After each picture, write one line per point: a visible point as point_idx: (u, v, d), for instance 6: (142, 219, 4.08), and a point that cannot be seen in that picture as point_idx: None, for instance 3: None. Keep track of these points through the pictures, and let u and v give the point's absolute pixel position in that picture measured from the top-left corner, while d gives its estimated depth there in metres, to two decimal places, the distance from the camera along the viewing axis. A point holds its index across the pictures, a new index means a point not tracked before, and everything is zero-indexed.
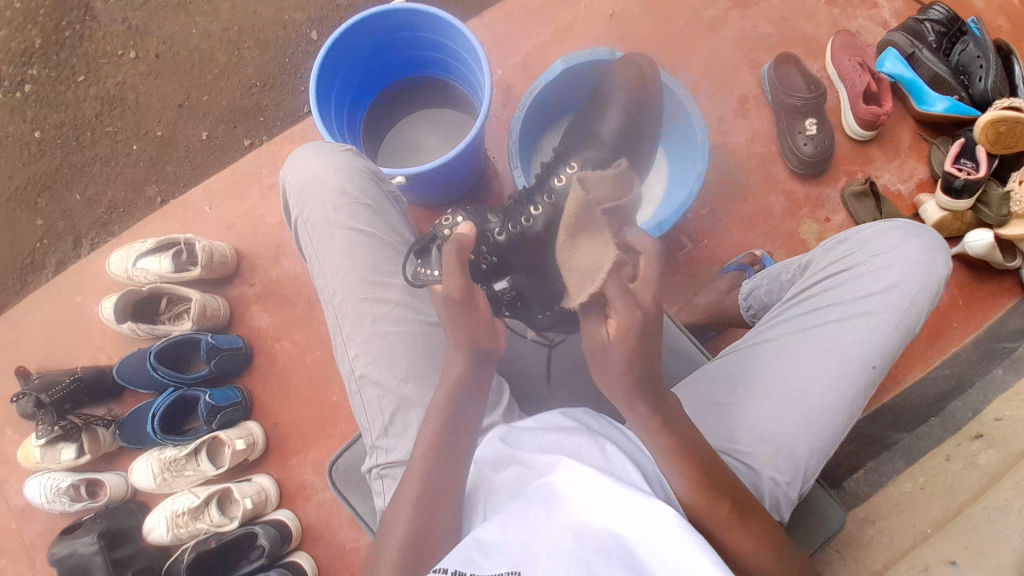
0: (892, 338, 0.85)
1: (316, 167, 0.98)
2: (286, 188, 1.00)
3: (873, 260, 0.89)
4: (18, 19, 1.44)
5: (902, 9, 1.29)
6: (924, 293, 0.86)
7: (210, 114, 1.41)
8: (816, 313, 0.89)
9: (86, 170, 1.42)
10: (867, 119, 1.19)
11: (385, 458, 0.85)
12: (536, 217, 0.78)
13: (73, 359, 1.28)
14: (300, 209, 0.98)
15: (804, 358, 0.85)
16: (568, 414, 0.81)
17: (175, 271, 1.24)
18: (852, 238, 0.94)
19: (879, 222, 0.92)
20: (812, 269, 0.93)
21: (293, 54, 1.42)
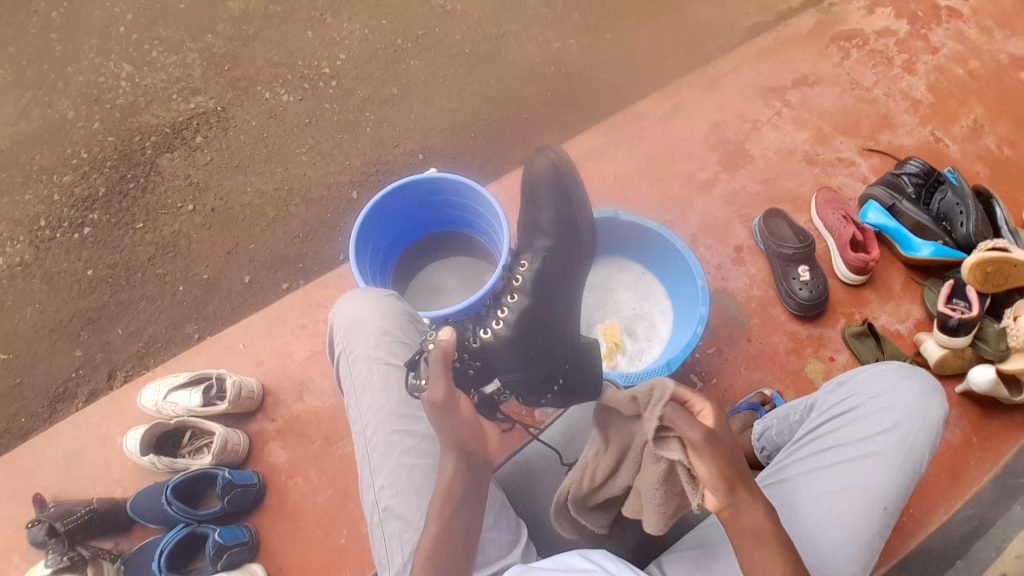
0: (898, 478, 0.84)
1: (360, 308, 1.05)
2: (333, 325, 1.07)
3: (871, 400, 0.90)
4: (85, 167, 1.65)
5: (877, 165, 1.44)
6: (924, 433, 0.86)
7: (254, 261, 1.55)
8: (821, 453, 0.88)
9: (131, 307, 1.53)
10: (857, 265, 1.26)
11: None
12: (504, 321, 0.99)
13: (89, 492, 1.30)
14: (344, 344, 1.03)
15: (814, 500, 0.84)
16: (586, 555, 0.85)
17: (203, 405, 1.29)
18: (851, 378, 0.95)
19: (877, 363, 0.95)
20: (814, 410, 0.95)
21: (333, 210, 1.59)
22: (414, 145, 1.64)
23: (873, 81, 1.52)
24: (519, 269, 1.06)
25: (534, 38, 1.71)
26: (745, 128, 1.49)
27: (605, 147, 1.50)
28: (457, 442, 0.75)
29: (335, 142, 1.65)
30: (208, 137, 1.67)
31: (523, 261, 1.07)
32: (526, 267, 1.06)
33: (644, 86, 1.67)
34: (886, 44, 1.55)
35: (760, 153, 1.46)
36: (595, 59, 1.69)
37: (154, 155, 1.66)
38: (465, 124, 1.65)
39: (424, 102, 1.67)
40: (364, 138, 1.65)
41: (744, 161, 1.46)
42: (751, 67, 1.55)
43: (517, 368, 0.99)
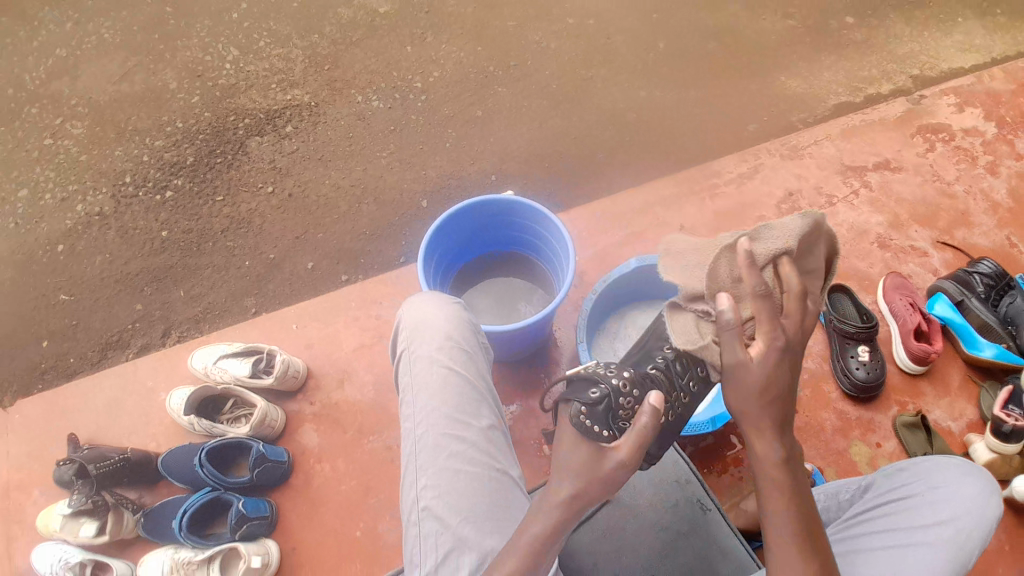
0: (947, 572, 0.82)
1: (430, 312, 1.07)
2: (400, 324, 1.09)
3: (930, 491, 0.90)
4: (179, 135, 1.73)
5: (950, 259, 1.44)
6: (979, 532, 0.85)
7: (320, 248, 1.60)
8: (870, 535, 0.89)
9: (196, 272, 1.57)
10: (918, 355, 1.26)
11: None
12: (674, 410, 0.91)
13: (123, 441, 1.32)
14: (407, 343, 1.06)
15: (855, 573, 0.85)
16: None
17: (251, 376, 1.31)
18: (912, 466, 0.95)
19: (940, 455, 0.94)
20: (872, 493, 0.96)
21: (402, 213, 1.63)
22: (489, 165, 1.69)
23: (954, 177, 1.54)
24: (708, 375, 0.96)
25: (623, 84, 1.78)
26: (821, 202, 1.51)
27: (677, 197, 1.54)
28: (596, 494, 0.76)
29: (414, 150, 1.71)
30: (297, 127, 1.74)
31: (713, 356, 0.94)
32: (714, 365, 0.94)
33: (722, 146, 1.70)
34: (971, 143, 1.58)
35: (831, 229, 1.47)
36: (679, 114, 1.73)
37: (245, 135, 1.73)
38: (543, 153, 1.69)
39: (506, 128, 1.73)
40: (443, 152, 1.70)
41: None
42: (833, 147, 1.57)
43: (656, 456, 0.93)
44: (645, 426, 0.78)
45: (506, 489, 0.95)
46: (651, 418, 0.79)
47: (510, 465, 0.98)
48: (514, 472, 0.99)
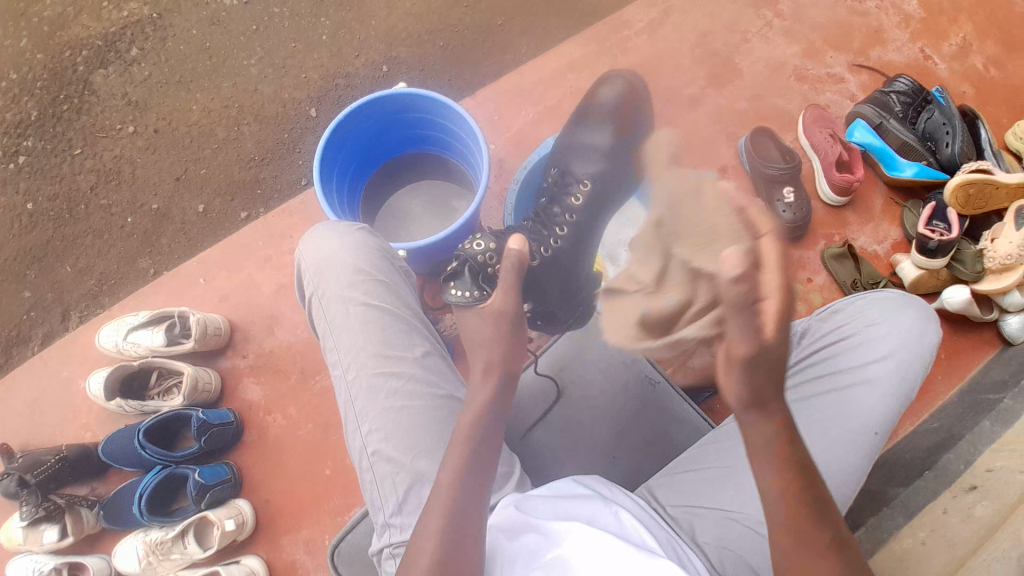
0: (893, 405, 0.84)
1: (331, 247, 0.99)
2: (300, 264, 1.01)
3: (869, 329, 0.89)
4: (15, 90, 1.48)
5: (867, 82, 1.40)
6: (918, 361, 0.86)
7: (206, 187, 1.45)
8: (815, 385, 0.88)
9: (77, 242, 1.43)
10: (841, 186, 1.26)
11: (398, 536, 0.84)
12: (562, 236, 1.09)
13: (58, 437, 1.28)
14: (314, 285, 0.98)
15: (809, 430, 0.85)
16: (579, 480, 0.87)
17: (167, 344, 1.24)
18: (847, 305, 0.94)
19: (869, 292, 0.93)
20: (810, 337, 0.94)
21: (291, 130, 1.48)
22: (377, 56, 1.51)
23: None
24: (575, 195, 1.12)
25: None
26: (735, 40, 1.42)
27: (588, 59, 1.43)
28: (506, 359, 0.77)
29: (286, 52, 1.51)
30: (144, 49, 1.51)
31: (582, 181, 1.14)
32: (586, 188, 1.14)
33: None
34: None
35: (746, 68, 1.41)
36: None
37: (87, 72, 1.50)
38: (433, 32, 1.52)
39: (385, 7, 1.53)
40: (320, 49, 1.51)
41: (730, 78, 1.40)
42: None
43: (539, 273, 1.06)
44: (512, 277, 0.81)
45: (457, 409, 0.91)
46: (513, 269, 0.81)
47: (455, 387, 0.94)
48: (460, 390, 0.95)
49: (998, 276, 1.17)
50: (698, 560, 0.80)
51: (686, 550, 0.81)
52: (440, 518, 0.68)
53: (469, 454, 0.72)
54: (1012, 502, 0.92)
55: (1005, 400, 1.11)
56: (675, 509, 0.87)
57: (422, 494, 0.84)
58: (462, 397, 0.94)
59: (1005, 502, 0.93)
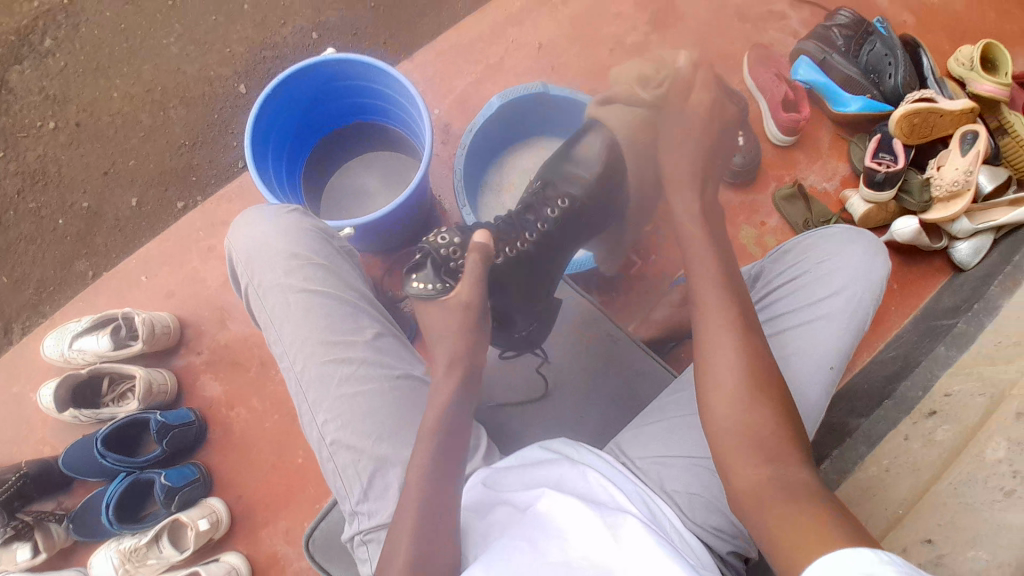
0: (848, 339, 0.76)
1: (261, 233, 0.94)
2: (232, 255, 0.96)
3: (818, 265, 0.80)
4: None
5: (808, 18, 1.39)
6: (871, 292, 0.77)
7: (137, 179, 1.38)
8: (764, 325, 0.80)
9: (10, 251, 1.36)
10: (788, 126, 1.26)
11: (367, 523, 0.82)
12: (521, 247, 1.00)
13: (15, 454, 1.24)
14: (250, 276, 0.93)
15: None
16: (545, 445, 0.82)
17: (115, 348, 1.21)
18: (797, 243, 0.85)
19: (818, 225, 0.84)
20: (761, 282, 0.85)
21: (221, 110, 1.40)
22: (304, 23, 1.42)
23: None
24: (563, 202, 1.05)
25: None
26: None
27: (527, 11, 1.38)
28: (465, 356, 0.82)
29: (207, 28, 1.42)
30: (57, 39, 1.41)
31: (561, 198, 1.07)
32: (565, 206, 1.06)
33: None
34: None
35: (687, 11, 1.38)
36: None
37: (3, 71, 1.41)
38: None
39: None
40: (243, 19, 1.42)
41: (672, 21, 1.37)
42: None
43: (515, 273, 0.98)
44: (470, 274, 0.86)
45: (415, 389, 0.88)
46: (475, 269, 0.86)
47: (412, 365, 0.91)
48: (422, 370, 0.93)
49: (946, 204, 1.19)
50: (670, 508, 0.75)
51: (658, 502, 0.75)
52: (412, 516, 0.68)
53: (444, 440, 0.74)
54: (971, 424, 0.93)
55: (959, 324, 1.12)
56: (643, 461, 0.81)
57: (387, 481, 0.82)
58: (420, 375, 0.91)
59: (964, 424, 0.94)
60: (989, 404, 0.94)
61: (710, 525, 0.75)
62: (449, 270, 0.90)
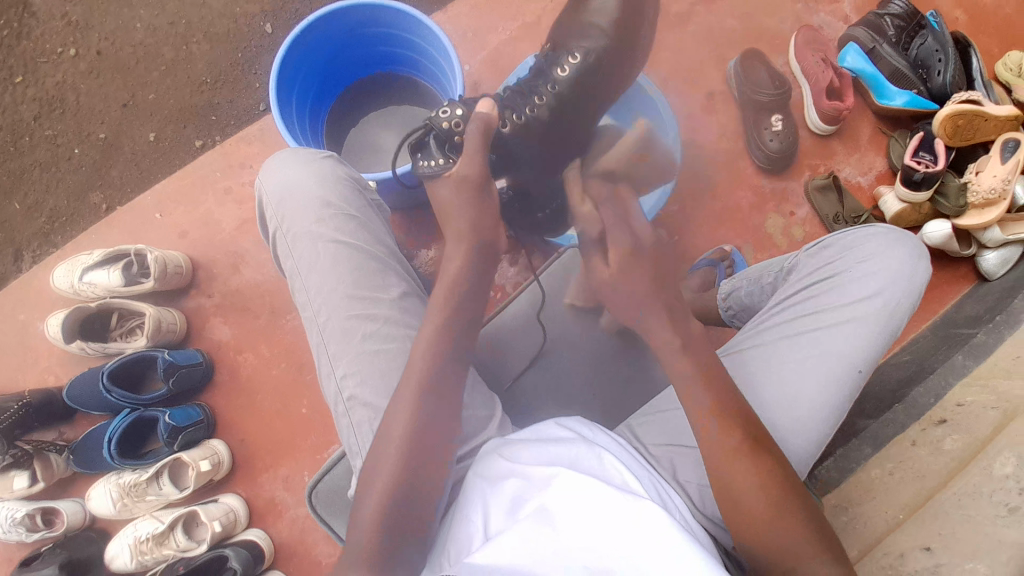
0: (879, 344, 0.75)
1: (294, 178, 0.92)
2: (263, 197, 0.94)
3: (858, 266, 0.79)
4: None
5: (860, 3, 1.34)
6: (908, 300, 0.77)
7: (156, 114, 1.35)
8: (795, 318, 0.78)
9: (24, 177, 1.33)
10: (829, 114, 1.22)
11: None
12: (539, 107, 0.97)
13: (20, 381, 1.24)
14: (279, 221, 0.92)
15: (785, 368, 0.75)
16: (561, 422, 0.83)
17: (126, 284, 1.19)
18: (837, 239, 0.83)
19: (862, 223, 0.82)
20: (796, 275, 0.83)
21: (246, 49, 1.36)
22: None
23: None
24: (567, 62, 0.99)
25: None
26: None
27: None
28: (475, 228, 0.81)
29: None
30: None
31: (572, 53, 0.99)
32: (576, 61, 0.99)
33: None
34: None
35: None
36: None
37: None
38: None
39: None
40: None
41: None
42: None
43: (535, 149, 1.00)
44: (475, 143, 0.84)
45: None
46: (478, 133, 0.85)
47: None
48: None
49: (980, 211, 1.16)
50: (680, 496, 0.75)
51: (668, 489, 0.75)
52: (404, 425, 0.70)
53: (443, 351, 0.74)
54: (983, 437, 0.92)
55: (978, 335, 1.11)
56: (657, 447, 0.81)
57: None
58: None
59: (975, 435, 0.93)
60: (1001, 419, 0.93)
61: (716, 516, 0.75)
62: (452, 145, 0.87)
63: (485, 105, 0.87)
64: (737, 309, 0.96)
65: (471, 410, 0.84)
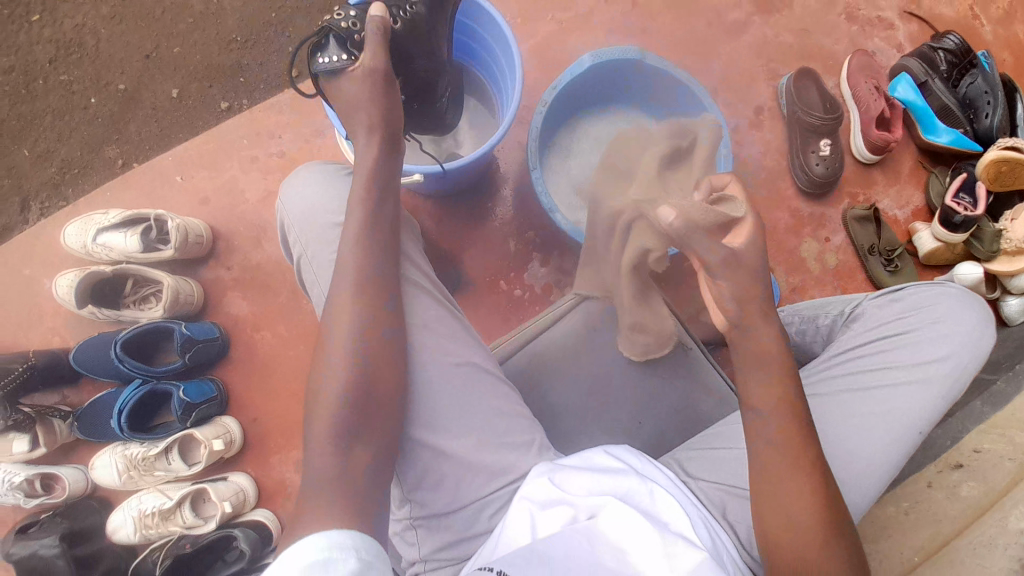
0: (941, 407, 0.77)
1: (316, 197, 0.84)
2: (284, 220, 0.85)
3: (927, 328, 0.81)
4: None
5: (914, 33, 1.32)
6: (972, 367, 0.79)
7: (181, 69, 1.27)
8: (863, 368, 0.80)
9: (36, 123, 1.27)
10: (876, 145, 1.21)
11: (422, 512, 0.79)
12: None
13: (22, 340, 1.19)
14: (303, 247, 0.83)
15: (853, 419, 0.76)
16: (610, 451, 0.79)
17: (143, 251, 1.14)
18: (908, 294, 0.85)
19: (938, 283, 0.85)
20: (863, 325, 0.85)
21: (280, 9, 1.28)
22: None
23: None
24: None
25: None
26: None
27: None
28: (387, 119, 0.78)
29: None
30: None
31: None
32: None
33: None
34: None
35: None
36: None
37: None
38: None
39: None
40: None
41: (779, 6, 1.30)
42: None
43: (429, 54, 0.89)
44: (374, 46, 0.76)
45: (476, 380, 0.80)
46: (376, 40, 0.76)
47: (469, 349, 0.82)
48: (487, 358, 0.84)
49: (1011, 257, 1.18)
50: (728, 535, 0.75)
51: (718, 529, 0.75)
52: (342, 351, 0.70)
53: (371, 257, 0.74)
54: (1001, 490, 0.98)
55: (998, 382, 1.14)
56: (704, 484, 0.80)
57: (441, 471, 0.78)
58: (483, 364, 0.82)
59: (993, 487, 0.99)
60: (1018, 471, 0.99)
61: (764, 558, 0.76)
62: (354, 43, 0.77)
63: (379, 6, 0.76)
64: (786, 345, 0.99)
65: (511, 436, 0.80)
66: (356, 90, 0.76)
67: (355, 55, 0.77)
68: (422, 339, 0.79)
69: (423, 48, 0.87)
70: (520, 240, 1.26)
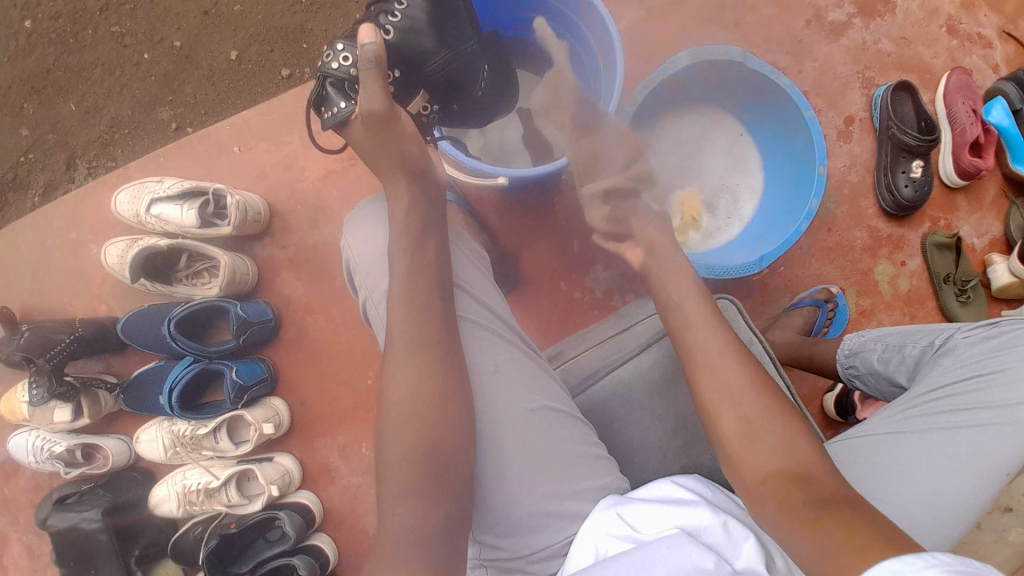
0: None
1: (380, 235, 0.78)
2: (350, 260, 0.80)
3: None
4: None
5: (1012, 54, 1.25)
6: None
7: (240, 29, 1.20)
8: (947, 412, 0.77)
9: (83, 76, 1.20)
10: (967, 171, 1.17)
11: (496, 555, 0.73)
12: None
13: (68, 305, 1.15)
14: (369, 288, 0.77)
15: (939, 468, 0.74)
16: (678, 482, 0.71)
17: (201, 226, 1.09)
18: (1005, 329, 0.81)
19: None
20: (954, 362, 0.81)
21: None
22: None
23: None
24: None
25: None
26: None
27: None
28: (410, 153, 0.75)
29: None
30: None
31: None
32: None
33: None
34: None
35: (900, 4, 1.23)
36: None
37: None
38: None
39: None
40: None
41: (881, 10, 1.22)
42: None
43: (443, 48, 0.77)
44: (375, 84, 0.70)
45: (552, 424, 0.74)
46: (375, 75, 0.70)
47: (547, 394, 0.76)
48: (565, 399, 0.79)
49: None
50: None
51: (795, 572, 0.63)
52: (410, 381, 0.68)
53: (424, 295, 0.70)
54: None
55: None
56: None
57: (515, 516, 0.71)
58: (558, 406, 0.77)
59: None
60: None
61: None
62: (351, 83, 0.73)
63: (366, 33, 0.69)
64: (865, 372, 0.96)
65: (589, 481, 0.74)
66: (364, 139, 0.74)
67: (354, 97, 0.73)
68: (493, 383, 0.74)
69: (433, 44, 0.76)
70: (585, 239, 1.22)
